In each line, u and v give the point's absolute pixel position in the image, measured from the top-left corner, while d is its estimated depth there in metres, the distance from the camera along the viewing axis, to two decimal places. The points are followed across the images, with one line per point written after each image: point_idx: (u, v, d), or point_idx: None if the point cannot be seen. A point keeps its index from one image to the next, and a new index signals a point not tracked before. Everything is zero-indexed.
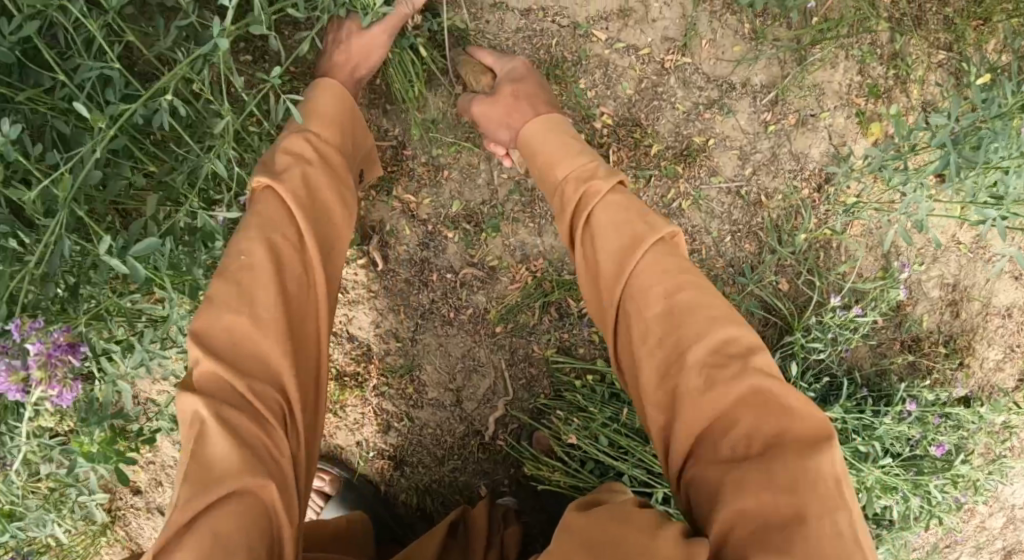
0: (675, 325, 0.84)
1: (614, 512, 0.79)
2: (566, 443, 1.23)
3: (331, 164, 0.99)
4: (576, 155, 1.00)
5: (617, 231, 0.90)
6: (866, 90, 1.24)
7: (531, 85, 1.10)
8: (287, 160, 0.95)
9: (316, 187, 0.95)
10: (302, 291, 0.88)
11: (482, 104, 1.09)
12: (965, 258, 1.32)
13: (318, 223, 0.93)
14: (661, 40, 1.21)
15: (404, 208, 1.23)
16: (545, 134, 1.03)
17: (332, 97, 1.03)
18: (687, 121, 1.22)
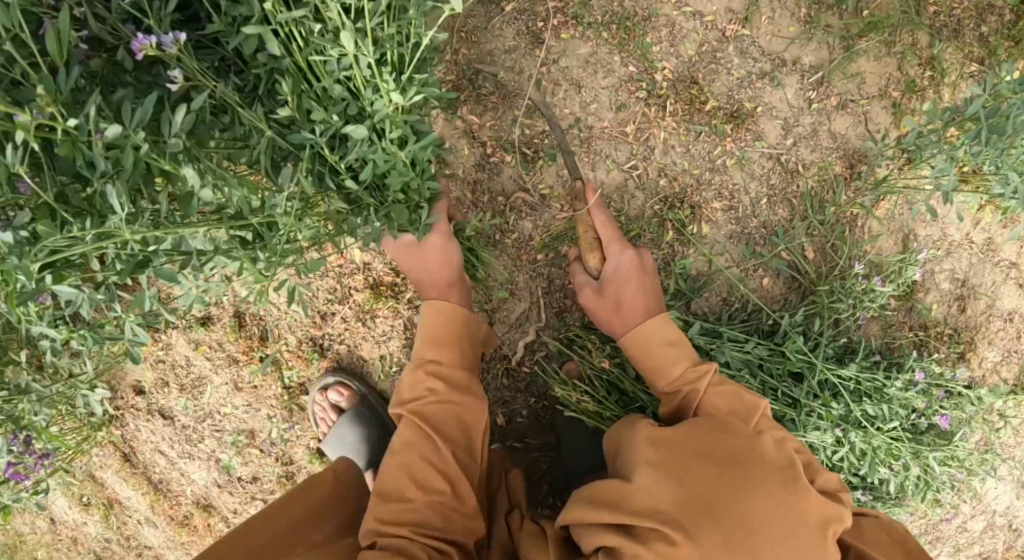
0: None
1: (706, 424, 1.02)
2: (596, 369, 1.27)
3: (460, 383, 1.18)
4: (675, 351, 1.12)
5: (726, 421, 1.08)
6: (903, 85, 1.34)
7: (636, 279, 1.18)
8: (420, 392, 1.16)
9: (453, 402, 1.16)
10: (446, 494, 1.10)
11: (591, 299, 1.21)
12: (975, 257, 1.41)
13: (453, 433, 1.15)
14: (726, 10, 1.30)
15: (466, 129, 1.30)
16: (656, 340, 1.13)
17: (437, 315, 1.20)
18: (739, 87, 1.31)
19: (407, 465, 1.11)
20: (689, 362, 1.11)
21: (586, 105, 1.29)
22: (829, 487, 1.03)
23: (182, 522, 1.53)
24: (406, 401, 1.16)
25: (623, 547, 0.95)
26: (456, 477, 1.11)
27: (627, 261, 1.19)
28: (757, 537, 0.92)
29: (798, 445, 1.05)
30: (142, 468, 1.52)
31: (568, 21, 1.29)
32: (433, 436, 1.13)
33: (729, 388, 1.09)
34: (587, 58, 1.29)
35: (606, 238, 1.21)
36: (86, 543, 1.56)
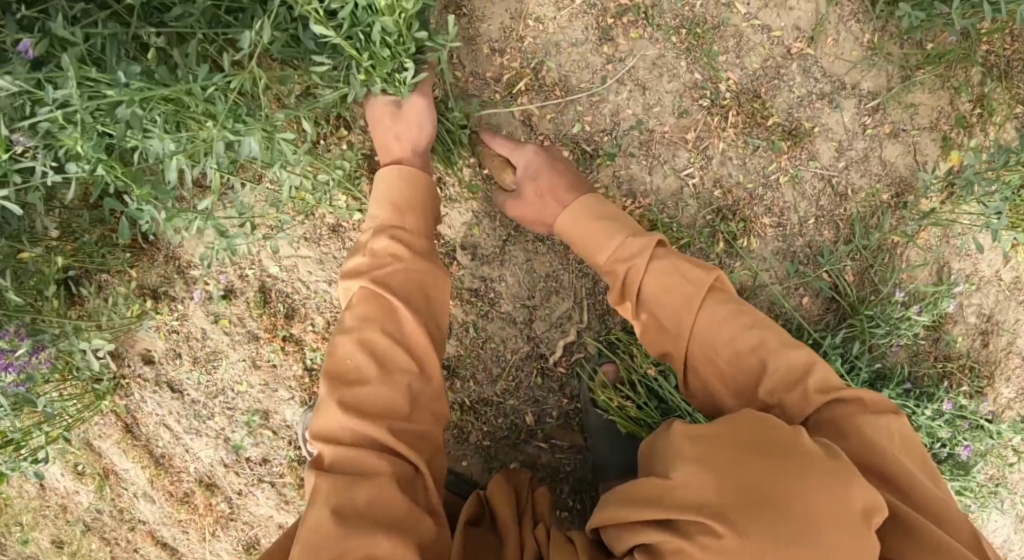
0: (737, 361, 0.99)
1: (746, 418, 0.90)
2: (639, 375, 1.27)
3: (419, 250, 1.11)
4: (608, 225, 1.13)
5: (668, 295, 1.05)
6: (954, 119, 1.34)
7: (547, 167, 1.21)
8: (383, 260, 1.09)
9: (421, 276, 1.10)
10: (413, 376, 1.05)
11: (517, 206, 1.22)
12: (1003, 294, 1.41)
13: (417, 304, 1.08)
14: (793, 27, 1.31)
15: (525, 119, 1.29)
16: (582, 218, 1.15)
17: (398, 181, 1.13)
18: (799, 105, 1.32)
19: (372, 349, 1.04)
20: (624, 235, 1.11)
21: (649, 108, 1.29)
22: (788, 366, 0.96)
23: (181, 499, 1.53)
24: (365, 266, 1.09)
25: (665, 542, 0.85)
26: (424, 356, 1.06)
27: (534, 155, 1.22)
28: (807, 533, 0.81)
29: (755, 319, 1.00)
30: (145, 441, 1.53)
31: (639, 21, 1.27)
32: (397, 307, 1.06)
33: (668, 264, 1.07)
34: (654, 61, 1.28)
35: (506, 150, 1.23)
36: (76, 512, 1.56)
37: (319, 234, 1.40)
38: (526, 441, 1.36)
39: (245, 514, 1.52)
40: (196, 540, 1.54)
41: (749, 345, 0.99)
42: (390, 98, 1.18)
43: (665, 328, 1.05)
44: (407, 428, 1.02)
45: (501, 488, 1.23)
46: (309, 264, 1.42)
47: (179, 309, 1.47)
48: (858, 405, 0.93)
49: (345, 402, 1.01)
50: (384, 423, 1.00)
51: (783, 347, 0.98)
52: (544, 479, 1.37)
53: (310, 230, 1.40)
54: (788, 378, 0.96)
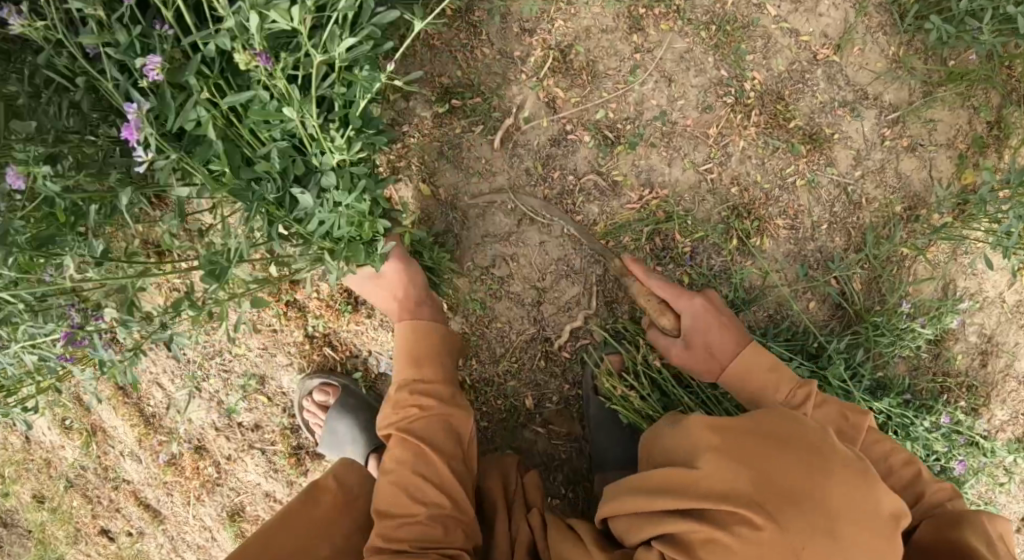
0: None
1: (766, 415, 0.96)
2: (642, 365, 1.26)
3: (441, 397, 1.18)
4: (776, 375, 1.11)
5: None
6: (971, 139, 1.34)
7: (714, 318, 1.17)
8: (407, 410, 1.16)
9: (446, 420, 1.17)
10: (445, 502, 1.11)
11: (681, 356, 1.18)
12: (1006, 316, 1.39)
13: (440, 441, 1.15)
14: (821, 34, 1.31)
15: (549, 101, 1.29)
16: (750, 367, 1.13)
17: (413, 335, 1.21)
18: (821, 111, 1.32)
19: (405, 479, 1.11)
20: (794, 385, 1.10)
21: (674, 100, 1.29)
22: (943, 497, 1.03)
23: (168, 461, 1.53)
24: (393, 419, 1.17)
25: (694, 532, 0.89)
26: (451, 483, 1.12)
27: (698, 306, 1.19)
28: (837, 525, 0.86)
29: (906, 456, 1.07)
30: (136, 399, 1.53)
31: (671, 13, 1.28)
32: (422, 448, 1.13)
33: (834, 410, 1.08)
34: (682, 54, 1.29)
35: (666, 294, 1.20)
36: (60, 467, 1.58)
37: None
38: (525, 424, 1.36)
39: (232, 480, 1.51)
40: (181, 503, 1.55)
41: (904, 480, 1.06)
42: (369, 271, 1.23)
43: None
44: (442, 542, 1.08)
45: (497, 478, 1.24)
46: None
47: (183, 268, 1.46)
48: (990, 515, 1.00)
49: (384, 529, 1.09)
50: (413, 542, 1.06)
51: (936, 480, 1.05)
52: (539, 464, 1.37)
53: None
54: (936, 503, 1.03)
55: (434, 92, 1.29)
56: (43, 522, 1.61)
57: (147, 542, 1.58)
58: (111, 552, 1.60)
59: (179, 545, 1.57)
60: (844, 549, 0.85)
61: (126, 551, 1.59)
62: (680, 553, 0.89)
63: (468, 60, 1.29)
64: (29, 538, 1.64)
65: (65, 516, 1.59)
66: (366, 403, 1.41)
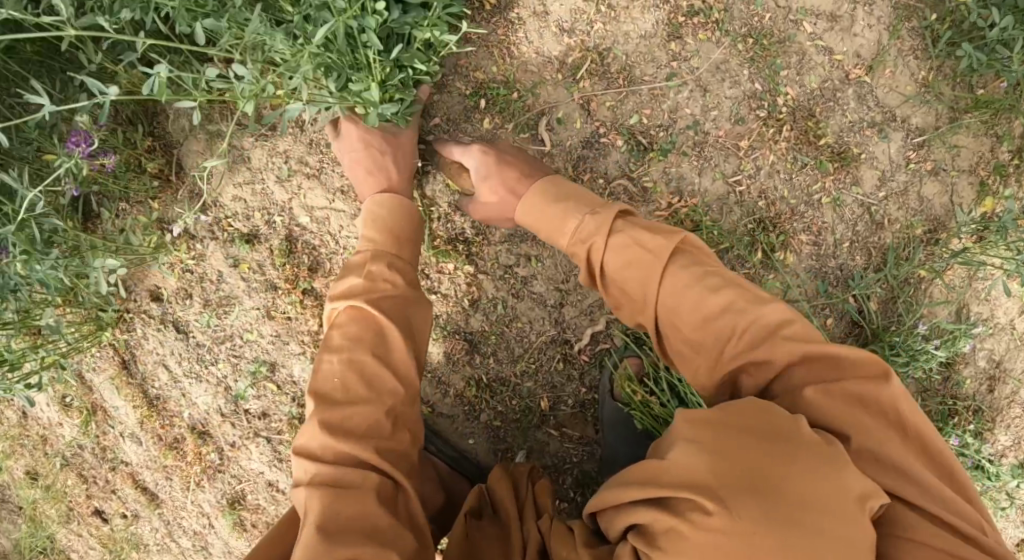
0: (707, 325, 0.92)
1: (740, 405, 0.86)
2: (661, 371, 1.27)
3: (407, 280, 1.13)
4: (569, 205, 1.08)
5: (630, 269, 0.98)
6: (992, 166, 1.32)
7: (514, 169, 1.18)
8: (377, 283, 1.10)
9: (411, 304, 1.11)
10: (398, 395, 1.04)
11: (479, 210, 1.22)
12: (1016, 342, 1.38)
13: (407, 328, 1.09)
14: (855, 53, 1.30)
15: (583, 103, 1.29)
16: (544, 203, 1.11)
17: (386, 206, 1.18)
18: (850, 130, 1.31)
19: (362, 367, 1.03)
20: (588, 213, 1.05)
21: (707, 110, 1.30)
22: (764, 325, 0.89)
23: (169, 444, 1.51)
24: (359, 288, 1.09)
25: (657, 522, 0.81)
26: (408, 377, 1.05)
27: (483, 156, 1.20)
28: (798, 512, 0.77)
29: (730, 281, 0.93)
30: (140, 381, 1.50)
31: (709, 23, 1.28)
32: (385, 329, 1.06)
33: (623, 236, 1.00)
34: (718, 65, 1.29)
35: (459, 158, 1.23)
36: (57, 445, 1.56)
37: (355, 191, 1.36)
38: (538, 426, 1.35)
39: (234, 467, 1.49)
40: (179, 488, 1.53)
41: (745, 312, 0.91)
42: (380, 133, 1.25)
43: (630, 297, 0.99)
44: (388, 446, 1.00)
45: (501, 476, 1.15)
46: (341, 218, 1.38)
47: (197, 248, 1.41)
48: (852, 374, 0.86)
49: (330, 417, 0.99)
50: (372, 442, 0.98)
51: (758, 304, 0.91)
52: (548, 466, 1.36)
53: (345, 184, 1.37)
54: (756, 341, 0.89)
55: (468, 87, 1.29)
56: (35, 500, 1.59)
57: (140, 526, 1.57)
58: (104, 534, 1.58)
59: (175, 530, 1.55)
60: (814, 538, 0.76)
61: (118, 534, 1.58)
62: (645, 545, 0.81)
63: (503, 56, 1.28)
64: (19, 515, 1.61)
65: (58, 494, 1.58)
66: None
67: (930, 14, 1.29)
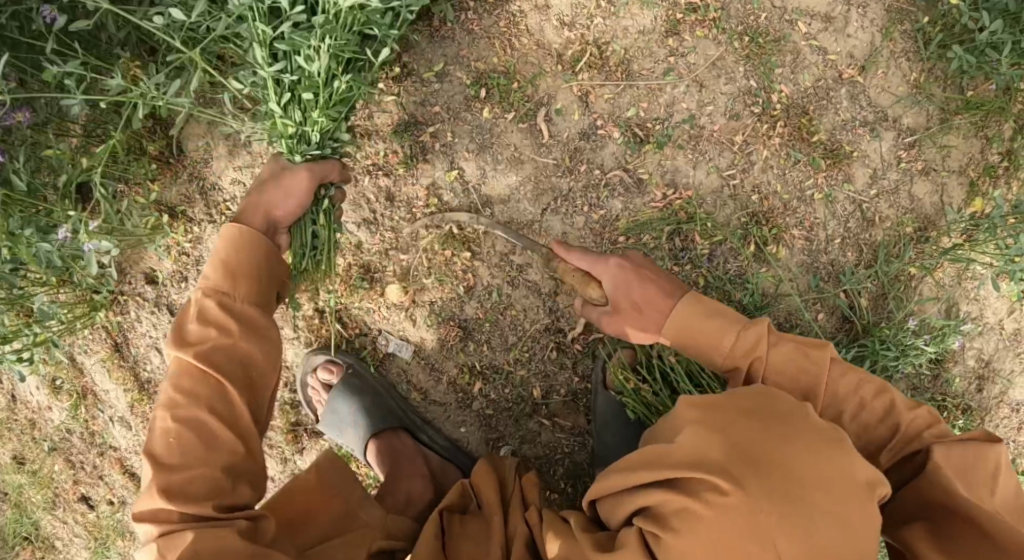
0: (863, 434, 0.99)
1: (747, 392, 0.94)
2: (654, 361, 1.26)
3: (249, 322, 1.04)
4: (718, 321, 1.04)
5: (795, 383, 1.00)
6: (983, 167, 1.34)
7: (637, 275, 1.11)
8: (209, 334, 1.01)
9: (248, 354, 1.02)
10: (234, 450, 0.98)
11: (613, 324, 1.12)
12: (1004, 342, 1.40)
13: (242, 377, 1.01)
14: (848, 53, 1.33)
15: (582, 96, 1.31)
16: (690, 315, 1.05)
17: (226, 242, 1.07)
18: (842, 128, 1.33)
19: (196, 426, 0.97)
20: (739, 327, 1.02)
21: (703, 105, 1.32)
22: (917, 428, 0.97)
23: None
24: (191, 338, 1.00)
25: (666, 502, 0.87)
26: (247, 428, 0.99)
27: (614, 265, 1.13)
28: (802, 490, 0.84)
29: (878, 385, 0.99)
30: (133, 363, 1.50)
31: (705, 21, 1.31)
32: (225, 387, 0.99)
33: (790, 351, 1.00)
34: (714, 61, 1.32)
35: (584, 266, 1.16)
36: (45, 429, 1.56)
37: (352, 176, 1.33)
38: (531, 414, 1.36)
39: None
40: None
41: (877, 412, 0.98)
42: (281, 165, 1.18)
43: None
44: (234, 502, 0.95)
45: (485, 471, 1.06)
46: None
47: (194, 231, 1.44)
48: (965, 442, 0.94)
49: (167, 481, 0.93)
50: (213, 505, 0.92)
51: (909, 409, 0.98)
52: (540, 455, 1.37)
53: None
54: (904, 441, 0.97)
55: (469, 76, 1.31)
56: (21, 485, 1.58)
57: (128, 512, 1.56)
58: (90, 521, 1.58)
59: None
60: (817, 517, 0.83)
61: (105, 520, 1.57)
62: (655, 525, 0.87)
63: (504, 47, 1.30)
64: (4, 501, 1.60)
65: (45, 479, 1.57)
66: (370, 386, 1.32)
67: (923, 17, 1.31)
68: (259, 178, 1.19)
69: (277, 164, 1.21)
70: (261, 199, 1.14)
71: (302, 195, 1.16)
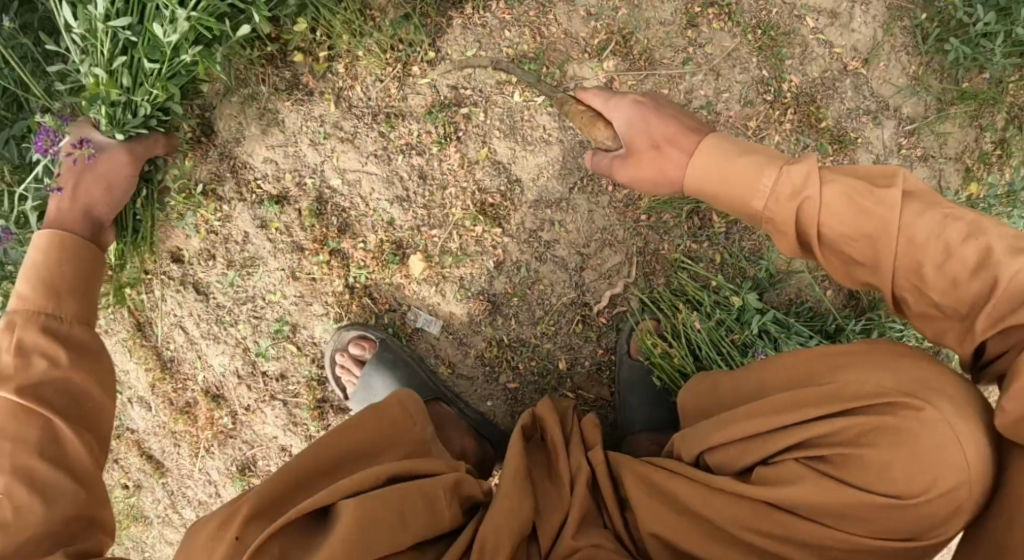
0: (952, 292, 0.86)
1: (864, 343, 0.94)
2: (676, 329, 1.33)
3: (76, 347, 1.02)
4: (754, 161, 0.94)
5: (856, 226, 0.88)
6: (977, 155, 1.44)
7: (647, 111, 1.02)
8: (37, 363, 0.97)
9: (81, 390, 1.00)
10: (76, 493, 0.93)
11: (625, 168, 1.03)
12: None
13: (77, 414, 0.98)
14: (852, 47, 1.42)
15: (607, 82, 1.38)
16: (719, 159, 0.96)
17: (46, 249, 1.08)
18: (847, 116, 1.43)
19: (29, 473, 0.91)
20: (779, 168, 0.92)
21: (720, 92, 1.40)
22: (1022, 283, 0.82)
23: (180, 409, 1.50)
24: (10, 372, 0.96)
25: (850, 430, 0.86)
26: (83, 469, 0.95)
27: (626, 106, 1.04)
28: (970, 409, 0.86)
29: (963, 227, 0.85)
30: (155, 343, 1.48)
31: (720, 14, 1.39)
32: (53, 425, 0.95)
33: (840, 188, 0.88)
34: (729, 51, 1.40)
35: (598, 105, 1.08)
36: None
37: (387, 154, 1.39)
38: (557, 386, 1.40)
39: (247, 432, 1.50)
40: (187, 456, 1.52)
41: (969, 264, 0.84)
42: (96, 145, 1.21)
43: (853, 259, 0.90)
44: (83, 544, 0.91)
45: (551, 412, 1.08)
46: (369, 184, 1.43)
47: (224, 210, 1.42)
48: None
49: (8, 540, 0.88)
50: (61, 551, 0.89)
51: (1010, 257, 0.83)
52: None
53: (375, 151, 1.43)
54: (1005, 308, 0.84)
55: (501, 60, 1.37)
56: None
57: (142, 496, 1.54)
58: None
59: (179, 500, 1.53)
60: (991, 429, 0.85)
61: (118, 505, 1.55)
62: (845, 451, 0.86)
63: (535, 35, 1.37)
64: None
65: None
66: (399, 358, 1.36)
67: (920, 14, 1.42)
68: (69, 162, 1.17)
69: (84, 143, 1.20)
70: (76, 194, 1.17)
71: (117, 184, 1.22)
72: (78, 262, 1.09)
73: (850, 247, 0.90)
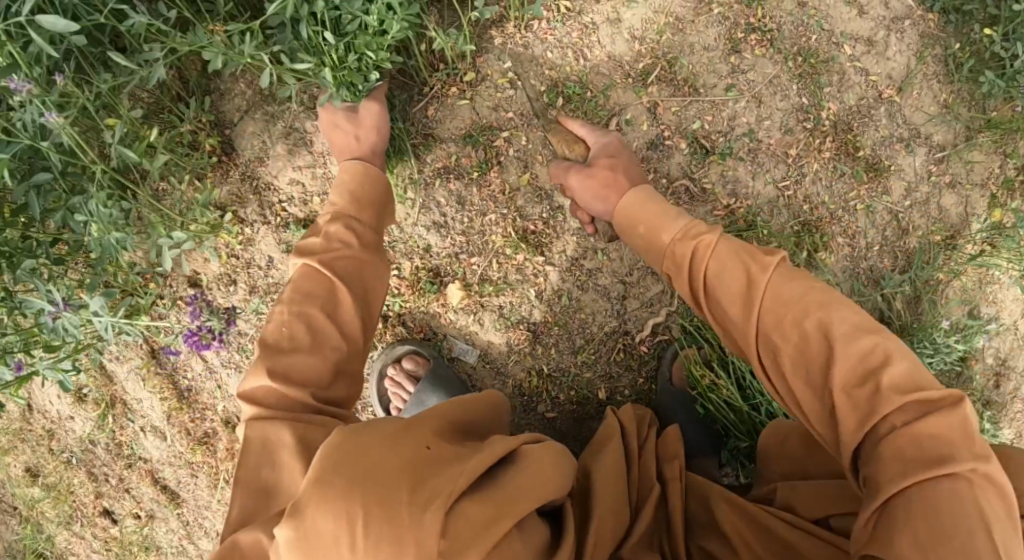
0: (801, 360, 0.86)
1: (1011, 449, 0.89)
2: (720, 360, 1.33)
3: (369, 243, 1.07)
4: (671, 210, 1.05)
5: (725, 283, 0.93)
6: (1002, 181, 1.46)
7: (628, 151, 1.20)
8: (334, 243, 1.02)
9: (366, 270, 1.03)
10: (342, 350, 0.96)
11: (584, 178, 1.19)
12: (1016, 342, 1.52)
13: (361, 290, 1.01)
14: (887, 74, 1.43)
15: (650, 107, 1.35)
16: (641, 203, 1.10)
17: (354, 173, 1.13)
18: (882, 144, 1.43)
19: (311, 319, 0.95)
20: (689, 222, 1.02)
21: (761, 119, 1.39)
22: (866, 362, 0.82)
23: (198, 439, 1.44)
24: (317, 246, 1.02)
25: None
26: (354, 332, 0.98)
27: (611, 141, 1.23)
28: None
29: (821, 299, 0.87)
30: (170, 373, 1.42)
31: (761, 40, 1.38)
32: (337, 289, 0.99)
33: (722, 244, 0.96)
34: (771, 79, 1.39)
35: (585, 134, 1.27)
36: (64, 441, 1.45)
37: (427, 179, 1.33)
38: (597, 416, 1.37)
39: None
40: (205, 487, 1.45)
41: (817, 334, 0.86)
42: (347, 108, 1.21)
43: (725, 320, 0.93)
44: (329, 398, 0.93)
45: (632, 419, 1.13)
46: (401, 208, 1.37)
47: (246, 233, 1.37)
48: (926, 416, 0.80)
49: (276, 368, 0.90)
50: (312, 393, 0.90)
51: (858, 334, 0.84)
52: None
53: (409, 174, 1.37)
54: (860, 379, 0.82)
55: (542, 84, 1.33)
56: (34, 500, 1.47)
57: (156, 527, 1.47)
58: (111, 536, 1.47)
59: (194, 531, 1.47)
60: None
61: (129, 536, 1.47)
62: None
63: (576, 58, 1.34)
64: (13, 517, 1.48)
65: (62, 494, 1.46)
66: (453, 380, 1.30)
67: (952, 43, 1.43)
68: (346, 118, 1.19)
69: (336, 115, 1.20)
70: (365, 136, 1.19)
71: (383, 127, 1.23)
72: (382, 192, 1.15)
73: (719, 302, 0.94)
